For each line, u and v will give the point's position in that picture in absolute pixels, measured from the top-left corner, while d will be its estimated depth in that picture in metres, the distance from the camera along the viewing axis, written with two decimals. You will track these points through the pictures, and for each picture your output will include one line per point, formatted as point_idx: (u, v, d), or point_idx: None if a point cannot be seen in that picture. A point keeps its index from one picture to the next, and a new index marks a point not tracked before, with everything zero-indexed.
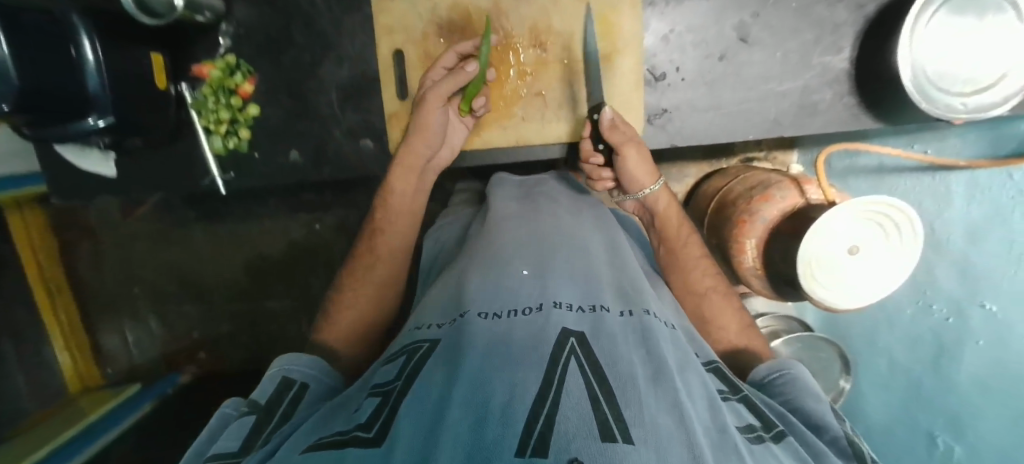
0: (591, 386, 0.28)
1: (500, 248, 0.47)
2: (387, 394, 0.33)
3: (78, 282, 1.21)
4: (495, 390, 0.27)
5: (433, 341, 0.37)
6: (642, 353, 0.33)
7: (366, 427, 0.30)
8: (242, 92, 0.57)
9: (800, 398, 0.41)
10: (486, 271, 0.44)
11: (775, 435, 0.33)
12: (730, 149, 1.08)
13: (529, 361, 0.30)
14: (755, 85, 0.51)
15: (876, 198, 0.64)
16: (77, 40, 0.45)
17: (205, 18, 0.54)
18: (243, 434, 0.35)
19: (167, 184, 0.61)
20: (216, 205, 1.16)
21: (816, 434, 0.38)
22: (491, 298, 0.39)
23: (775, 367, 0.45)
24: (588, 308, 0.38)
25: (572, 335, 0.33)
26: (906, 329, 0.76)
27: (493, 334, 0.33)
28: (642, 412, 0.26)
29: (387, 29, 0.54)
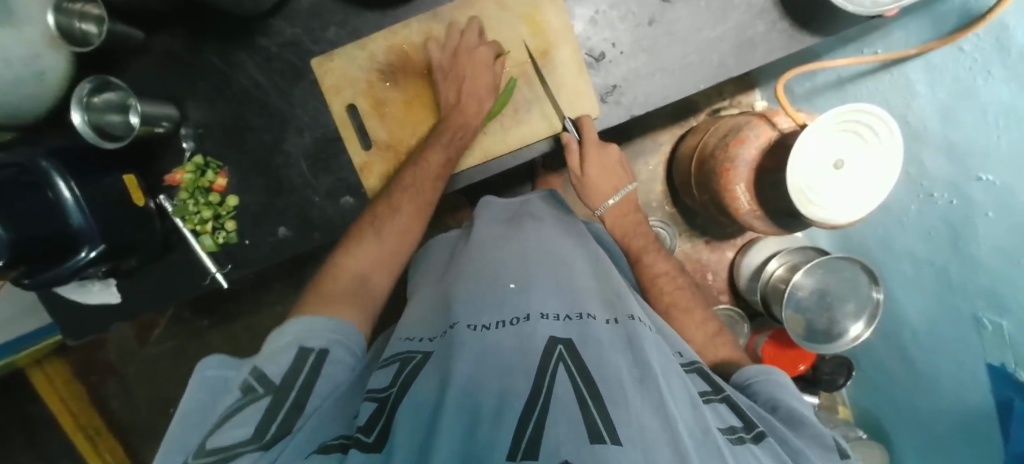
0: (579, 389, 0.32)
1: (481, 265, 0.52)
2: (383, 400, 0.36)
3: (115, 421, 1.22)
4: (488, 402, 0.31)
5: (425, 352, 0.42)
6: (629, 357, 0.37)
7: (367, 430, 0.34)
8: (217, 187, 0.59)
9: (782, 398, 0.42)
10: (472, 286, 0.48)
11: (755, 435, 0.35)
12: (694, 106, 1.09)
13: (519, 369, 0.34)
14: (689, 38, 0.53)
15: (842, 107, 0.65)
16: (53, 184, 0.47)
17: (164, 128, 0.57)
18: (255, 420, 0.35)
19: (173, 293, 0.62)
20: (225, 304, 1.18)
21: (801, 434, 0.38)
22: (479, 313, 0.43)
23: (760, 371, 0.45)
24: (576, 316, 0.42)
25: (560, 344, 0.37)
26: (918, 224, 0.76)
27: (483, 346, 0.38)
28: (629, 414, 0.30)
29: (333, 88, 0.56)
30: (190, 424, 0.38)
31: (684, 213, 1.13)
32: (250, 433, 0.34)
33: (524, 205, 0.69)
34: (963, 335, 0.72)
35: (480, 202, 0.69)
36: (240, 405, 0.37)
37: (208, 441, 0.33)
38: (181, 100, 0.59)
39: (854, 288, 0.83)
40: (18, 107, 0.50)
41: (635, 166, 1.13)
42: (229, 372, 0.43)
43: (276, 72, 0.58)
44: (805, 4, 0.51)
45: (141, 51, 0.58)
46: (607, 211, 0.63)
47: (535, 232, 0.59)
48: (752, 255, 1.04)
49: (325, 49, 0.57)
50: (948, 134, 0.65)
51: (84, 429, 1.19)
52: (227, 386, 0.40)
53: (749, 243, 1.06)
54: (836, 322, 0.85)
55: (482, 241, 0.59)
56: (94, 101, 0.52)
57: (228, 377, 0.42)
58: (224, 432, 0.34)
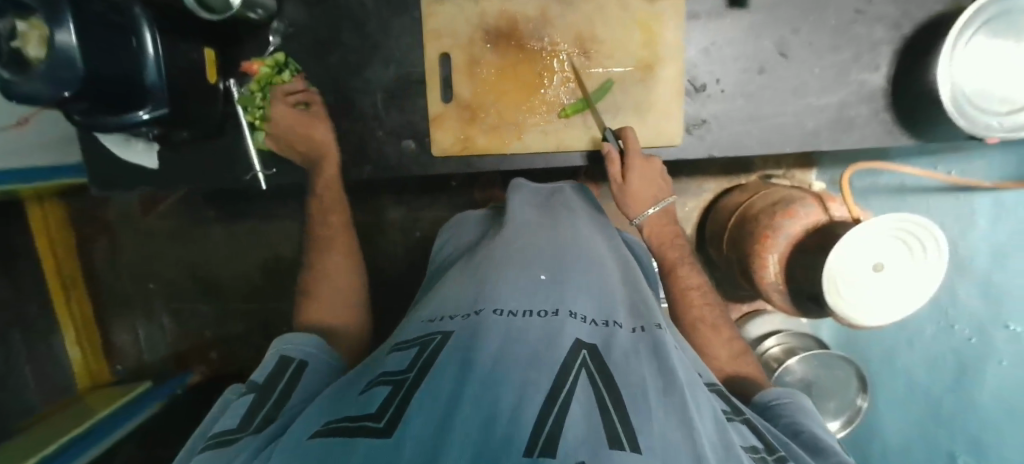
0: (601, 395, 0.32)
1: (517, 252, 0.52)
2: (398, 384, 0.34)
3: (97, 280, 1.23)
4: (508, 388, 0.30)
5: (445, 333, 0.40)
6: (653, 366, 0.37)
7: (377, 417, 0.30)
8: (288, 89, 0.59)
9: (806, 424, 0.42)
10: (504, 272, 0.48)
11: (778, 457, 0.34)
12: (748, 165, 1.09)
13: (542, 362, 0.33)
14: (791, 99, 0.53)
15: (890, 216, 0.65)
16: (139, 32, 0.46)
17: (258, 15, 0.56)
18: (241, 411, 0.39)
19: (210, 177, 0.62)
20: (236, 203, 1.17)
21: (823, 458, 0.39)
22: (508, 300, 0.43)
23: (784, 393, 0.45)
24: (603, 322, 0.42)
25: (584, 348, 0.36)
26: (928, 350, 0.77)
27: (509, 334, 0.37)
28: (650, 425, 0.30)
29: (433, 32, 0.56)
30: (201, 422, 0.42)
31: (703, 263, 1.13)
32: (236, 422, 0.37)
33: (553, 194, 0.69)
34: None
35: (511, 184, 0.69)
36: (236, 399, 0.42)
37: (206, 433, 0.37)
38: None
39: (842, 388, 0.84)
40: None
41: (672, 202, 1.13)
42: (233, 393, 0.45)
43: None
44: (916, 105, 0.51)
45: None
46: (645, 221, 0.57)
47: (575, 227, 0.59)
48: (754, 325, 1.04)
49: None
50: None
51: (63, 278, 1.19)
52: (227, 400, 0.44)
53: (753, 314, 1.06)
54: None
55: (520, 226, 0.58)
56: None
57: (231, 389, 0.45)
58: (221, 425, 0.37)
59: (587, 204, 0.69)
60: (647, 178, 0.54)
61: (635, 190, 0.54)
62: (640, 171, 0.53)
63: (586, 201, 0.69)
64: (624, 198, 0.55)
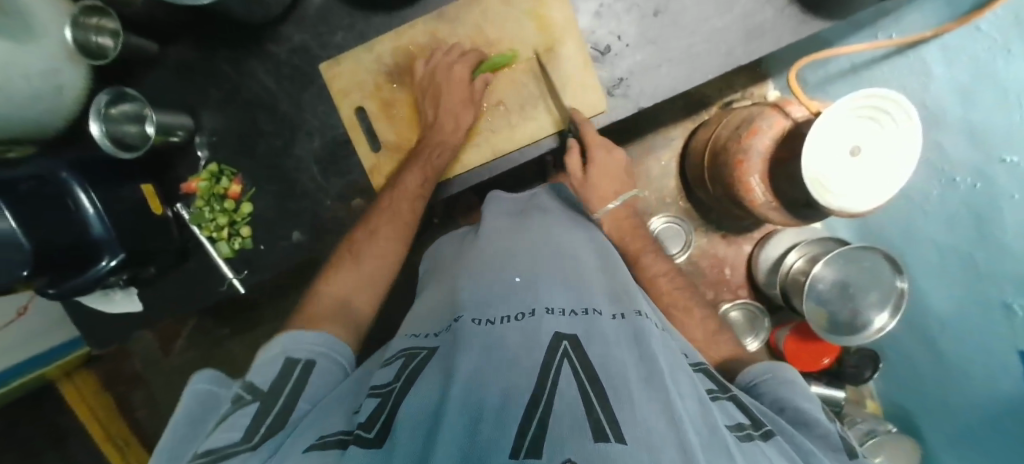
0: (584, 386, 0.31)
1: (489, 259, 0.53)
2: (386, 395, 0.36)
3: (143, 431, 1.25)
4: (491, 396, 0.31)
5: (431, 347, 0.42)
6: (635, 355, 0.37)
7: (367, 427, 0.32)
8: (231, 194, 0.60)
9: (787, 396, 0.41)
10: (477, 280, 0.49)
11: (765, 433, 0.33)
12: (705, 99, 1.08)
13: (524, 366, 0.34)
14: (696, 28, 0.53)
15: (865, 90, 0.63)
16: (73, 195, 0.48)
17: (179, 137, 0.58)
18: (245, 422, 0.35)
19: (191, 300, 0.64)
20: (245, 312, 1.20)
21: (805, 430, 0.38)
22: (486, 308, 0.44)
23: (764, 370, 0.46)
24: (582, 311, 0.42)
25: (565, 340, 0.37)
26: (941, 212, 0.74)
27: (488, 341, 0.38)
28: (635, 414, 0.29)
29: (341, 92, 0.57)
30: (179, 438, 0.37)
31: (699, 207, 1.12)
32: (239, 438, 0.33)
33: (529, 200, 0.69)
34: (989, 323, 0.69)
35: (487, 198, 0.70)
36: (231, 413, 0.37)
37: (202, 446, 0.33)
38: (196, 109, 0.60)
39: (876, 278, 0.81)
40: (41, 122, 0.51)
41: (647, 161, 1.12)
42: (220, 389, 0.42)
43: (285, 77, 0.59)
44: None
45: (156, 63, 0.60)
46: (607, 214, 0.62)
47: (545, 224, 0.60)
48: (769, 249, 1.02)
49: (333, 54, 0.58)
50: (967, 115, 0.63)
51: (113, 438, 1.22)
52: (218, 402, 0.41)
53: (768, 236, 1.04)
54: (859, 314, 0.83)
55: (487, 233, 0.60)
56: (110, 112, 0.53)
57: (217, 393, 0.42)
58: (218, 437, 0.34)
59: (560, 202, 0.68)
60: (608, 174, 0.60)
61: (597, 184, 0.60)
62: (602, 167, 0.59)
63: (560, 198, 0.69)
64: (587, 190, 0.60)
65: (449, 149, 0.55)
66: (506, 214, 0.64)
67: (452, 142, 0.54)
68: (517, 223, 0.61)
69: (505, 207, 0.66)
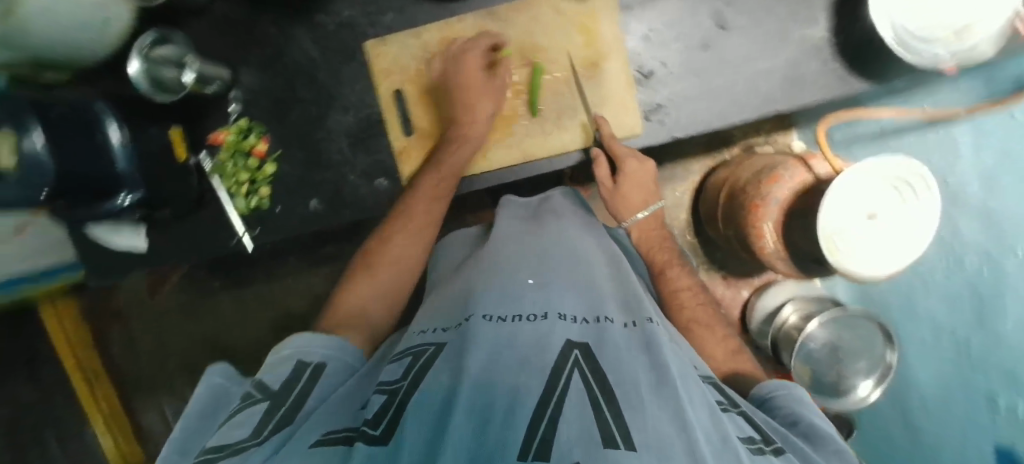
0: (594, 393, 0.32)
1: (502, 262, 0.54)
2: (392, 393, 0.36)
3: (119, 370, 1.24)
4: (501, 395, 0.32)
5: (438, 344, 0.43)
6: (645, 360, 0.37)
7: (374, 424, 0.33)
8: (257, 152, 0.61)
9: (803, 414, 0.40)
10: (490, 280, 0.50)
11: (776, 449, 0.33)
12: (729, 139, 1.09)
13: (535, 367, 0.35)
14: (739, 67, 0.53)
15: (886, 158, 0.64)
16: (104, 126, 0.48)
17: (215, 87, 0.58)
18: (254, 422, 0.36)
19: (199, 249, 0.64)
20: (241, 271, 1.19)
21: (820, 446, 0.37)
22: (498, 308, 0.44)
23: (782, 384, 0.44)
24: (594, 319, 0.43)
25: (576, 349, 0.37)
26: (944, 289, 0.75)
27: (498, 341, 0.39)
28: (645, 420, 0.29)
29: (383, 72, 0.58)
30: (193, 432, 0.39)
31: (705, 244, 1.12)
32: (247, 436, 0.34)
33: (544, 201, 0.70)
34: (976, 407, 0.69)
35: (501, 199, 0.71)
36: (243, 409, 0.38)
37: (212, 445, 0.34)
38: (237, 64, 0.61)
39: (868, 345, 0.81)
40: (82, 50, 0.52)
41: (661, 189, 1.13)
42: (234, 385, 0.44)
43: (329, 49, 0.59)
44: (861, 50, 0.51)
45: (203, 12, 0.60)
46: (633, 226, 0.61)
47: (561, 228, 0.61)
48: (768, 296, 1.02)
49: (380, 33, 0.58)
50: (988, 200, 0.64)
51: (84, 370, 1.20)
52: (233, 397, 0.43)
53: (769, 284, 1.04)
54: (845, 378, 0.83)
55: (503, 234, 0.61)
56: (154, 53, 0.53)
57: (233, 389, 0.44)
58: (228, 433, 0.35)
59: (575, 206, 0.69)
60: (636, 186, 0.58)
61: (629, 195, 0.58)
62: (631, 179, 0.57)
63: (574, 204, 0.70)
64: (616, 199, 0.59)
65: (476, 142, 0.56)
66: (524, 217, 0.65)
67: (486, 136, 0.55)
68: (535, 225, 0.63)
69: (525, 213, 0.67)
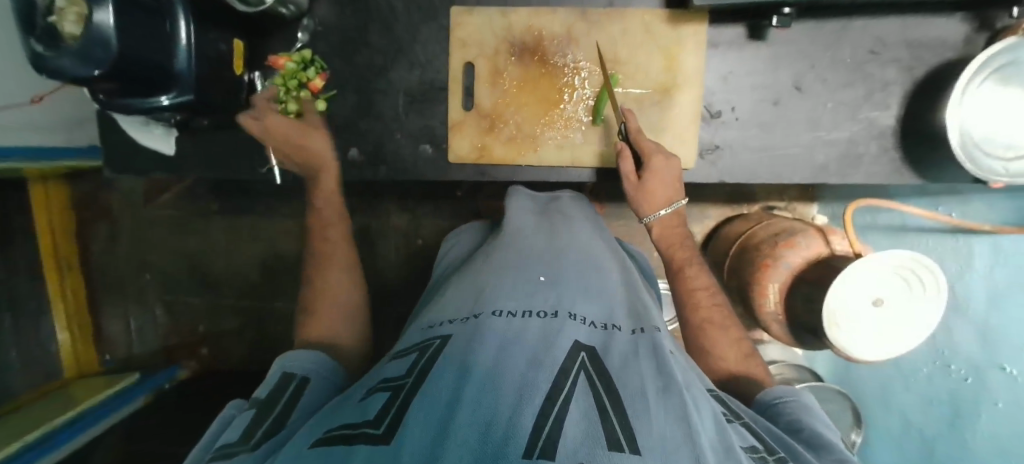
0: (600, 397, 0.32)
1: (517, 257, 0.54)
2: (397, 389, 0.35)
3: (92, 265, 1.22)
4: (508, 390, 0.31)
5: (444, 337, 0.41)
6: (652, 365, 0.38)
7: (375, 423, 0.30)
8: (313, 87, 0.59)
9: (807, 421, 0.41)
10: (502, 276, 0.50)
11: (778, 457, 0.33)
12: (752, 195, 1.10)
13: (544, 365, 0.34)
14: (803, 131, 0.54)
15: (890, 252, 0.65)
16: (173, 18, 0.47)
17: (288, 11, 0.57)
18: (243, 424, 0.36)
19: (224, 167, 0.63)
20: (244, 199, 1.17)
21: (821, 453, 0.37)
22: (508, 304, 0.44)
23: (788, 392, 0.45)
24: (602, 325, 0.43)
25: (583, 351, 0.37)
26: (923, 390, 0.78)
27: (506, 337, 0.38)
28: (650, 426, 0.30)
29: (460, 42, 0.57)
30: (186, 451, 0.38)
31: None
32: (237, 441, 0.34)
33: (552, 201, 0.70)
34: None
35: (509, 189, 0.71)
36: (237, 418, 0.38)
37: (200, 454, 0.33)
38: None
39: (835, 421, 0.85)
40: None
41: None
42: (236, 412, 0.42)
43: (413, 3, 0.58)
44: (923, 146, 0.52)
45: None
46: (655, 221, 0.56)
47: (578, 232, 0.61)
48: None
49: (468, 2, 0.57)
50: (995, 318, 0.66)
51: (59, 261, 1.15)
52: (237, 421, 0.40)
53: (754, 340, 1.06)
54: None
55: (518, 227, 0.61)
56: None
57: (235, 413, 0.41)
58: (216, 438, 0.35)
59: (584, 210, 0.70)
60: (660, 185, 0.53)
61: (653, 194, 0.53)
62: (656, 176, 0.53)
63: (583, 208, 0.70)
64: (638, 198, 0.54)
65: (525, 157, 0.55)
66: (538, 213, 0.66)
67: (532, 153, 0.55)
68: (546, 221, 0.63)
69: (539, 209, 0.67)
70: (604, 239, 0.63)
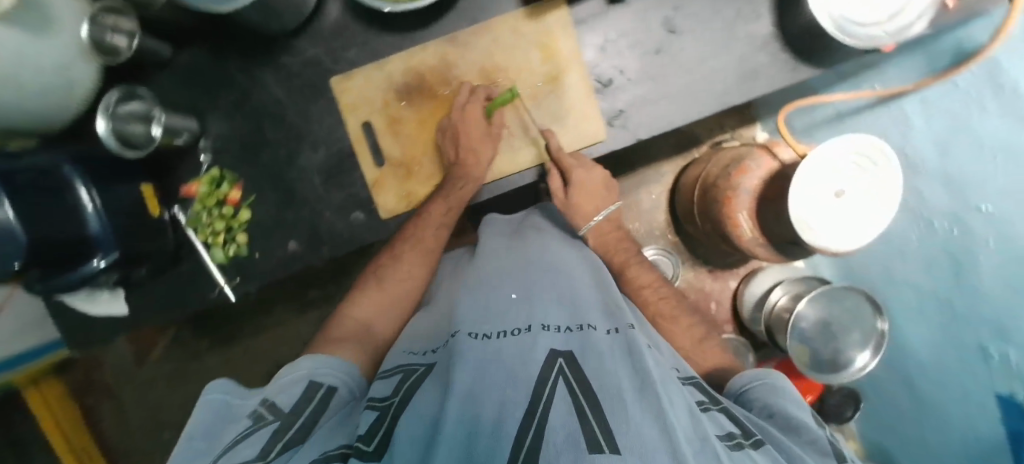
0: (577, 399, 0.32)
1: (484, 279, 0.54)
2: (385, 409, 0.36)
3: (107, 442, 1.19)
4: (489, 407, 0.31)
5: (428, 364, 0.42)
6: (628, 366, 0.38)
7: (367, 439, 0.33)
8: (231, 200, 0.61)
9: (777, 403, 0.43)
10: (473, 298, 0.50)
11: (754, 442, 0.34)
12: (697, 138, 1.12)
13: (521, 378, 0.34)
14: (694, 67, 0.55)
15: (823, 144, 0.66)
16: (73, 190, 0.48)
17: (184, 139, 0.59)
18: (265, 438, 0.36)
19: (179, 306, 0.63)
20: (229, 326, 1.17)
21: (794, 436, 0.39)
22: (482, 323, 0.44)
23: (755, 376, 0.47)
24: (576, 328, 0.44)
25: (560, 357, 0.37)
26: (920, 256, 0.76)
27: (486, 352, 0.38)
28: (629, 422, 0.29)
29: (350, 106, 0.59)
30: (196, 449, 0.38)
31: (687, 241, 1.14)
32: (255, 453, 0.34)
33: (525, 219, 0.72)
34: (971, 366, 0.69)
35: (483, 219, 0.72)
36: (254, 426, 0.37)
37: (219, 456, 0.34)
38: (203, 113, 0.61)
39: (857, 318, 0.83)
40: (47, 117, 0.52)
41: (638, 195, 1.14)
42: (236, 401, 0.44)
43: (295, 89, 0.60)
44: (807, 39, 0.54)
45: (166, 66, 0.60)
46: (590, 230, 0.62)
47: (543, 242, 0.62)
48: (755, 284, 1.03)
49: (345, 69, 0.59)
50: (946, 167, 0.66)
51: (75, 451, 1.14)
52: (234, 414, 0.42)
53: (754, 272, 1.06)
54: (841, 352, 0.84)
55: (488, 251, 0.62)
56: (119, 110, 0.53)
57: (234, 404, 0.43)
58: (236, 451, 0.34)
59: (554, 222, 0.71)
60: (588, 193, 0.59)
61: (581, 204, 0.60)
62: (582, 188, 0.58)
63: (552, 221, 0.71)
64: (570, 209, 0.59)
65: (471, 181, 0.57)
66: (507, 234, 0.67)
67: (477, 176, 0.57)
68: (516, 240, 0.64)
69: (507, 231, 0.68)
70: (570, 245, 0.64)
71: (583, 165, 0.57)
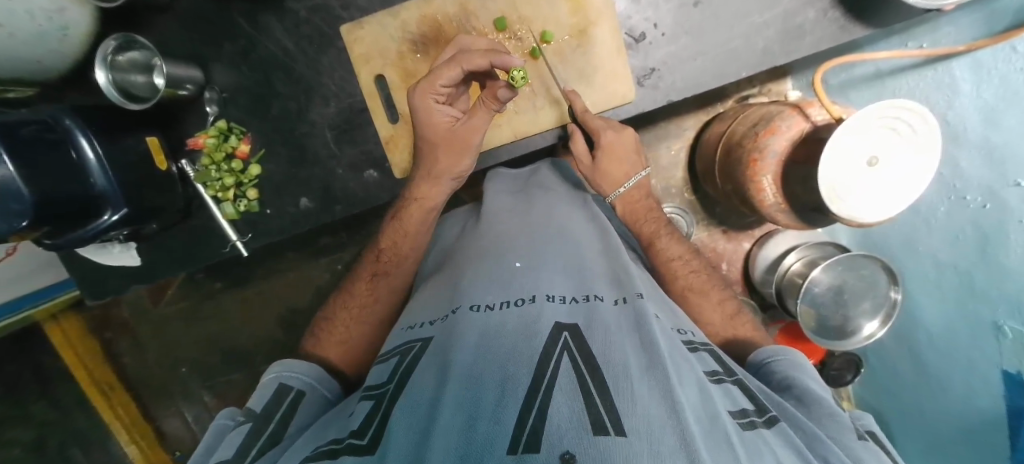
0: (583, 378, 0.31)
1: (491, 245, 0.54)
2: (378, 398, 0.38)
3: (130, 377, 1.25)
4: (489, 390, 0.31)
5: (425, 339, 0.43)
6: (635, 339, 0.37)
7: (359, 434, 0.34)
8: (240, 154, 0.59)
9: (798, 377, 0.45)
10: (478, 269, 0.50)
11: (767, 419, 0.35)
12: (723, 92, 1.06)
13: (522, 355, 0.34)
14: (735, 22, 0.51)
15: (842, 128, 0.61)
16: (74, 142, 0.46)
17: (188, 90, 0.56)
18: (238, 440, 0.41)
19: (191, 260, 0.64)
20: (240, 270, 1.18)
21: (813, 407, 0.41)
22: (485, 295, 0.44)
23: (778, 351, 0.49)
24: (582, 298, 0.43)
25: (565, 331, 0.37)
26: (944, 228, 0.73)
27: (486, 327, 0.39)
28: (635, 403, 0.29)
29: (362, 58, 0.55)
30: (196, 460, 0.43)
31: (702, 201, 1.12)
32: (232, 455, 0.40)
33: (532, 177, 0.71)
34: (979, 340, 0.69)
35: (489, 173, 0.71)
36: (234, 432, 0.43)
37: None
38: (208, 63, 0.58)
39: (872, 287, 0.82)
40: (44, 64, 0.50)
41: (656, 149, 1.10)
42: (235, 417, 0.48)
43: (303, 37, 0.56)
44: None
45: (163, 10, 0.56)
46: (619, 198, 0.60)
47: (554, 205, 0.62)
48: (770, 247, 1.01)
49: (355, 15, 0.55)
50: (989, 136, 0.62)
51: (98, 383, 1.21)
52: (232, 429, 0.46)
53: (768, 233, 1.05)
54: (850, 320, 0.83)
55: (495, 209, 0.62)
56: (119, 60, 0.52)
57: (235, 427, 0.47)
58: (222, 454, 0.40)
59: (562, 182, 0.69)
60: (615, 157, 0.57)
61: (607, 169, 0.58)
62: (608, 151, 0.56)
63: (563, 178, 0.70)
64: (597, 177, 0.59)
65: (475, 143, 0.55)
66: (512, 194, 0.65)
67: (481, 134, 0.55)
68: (523, 199, 0.63)
69: (512, 192, 0.66)
70: (581, 211, 0.62)
71: (613, 127, 0.56)
